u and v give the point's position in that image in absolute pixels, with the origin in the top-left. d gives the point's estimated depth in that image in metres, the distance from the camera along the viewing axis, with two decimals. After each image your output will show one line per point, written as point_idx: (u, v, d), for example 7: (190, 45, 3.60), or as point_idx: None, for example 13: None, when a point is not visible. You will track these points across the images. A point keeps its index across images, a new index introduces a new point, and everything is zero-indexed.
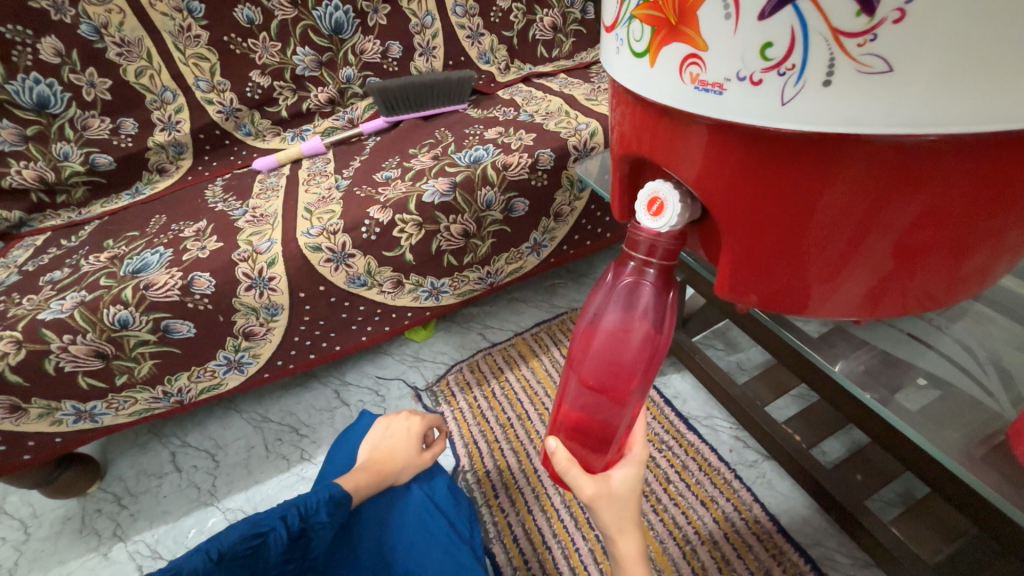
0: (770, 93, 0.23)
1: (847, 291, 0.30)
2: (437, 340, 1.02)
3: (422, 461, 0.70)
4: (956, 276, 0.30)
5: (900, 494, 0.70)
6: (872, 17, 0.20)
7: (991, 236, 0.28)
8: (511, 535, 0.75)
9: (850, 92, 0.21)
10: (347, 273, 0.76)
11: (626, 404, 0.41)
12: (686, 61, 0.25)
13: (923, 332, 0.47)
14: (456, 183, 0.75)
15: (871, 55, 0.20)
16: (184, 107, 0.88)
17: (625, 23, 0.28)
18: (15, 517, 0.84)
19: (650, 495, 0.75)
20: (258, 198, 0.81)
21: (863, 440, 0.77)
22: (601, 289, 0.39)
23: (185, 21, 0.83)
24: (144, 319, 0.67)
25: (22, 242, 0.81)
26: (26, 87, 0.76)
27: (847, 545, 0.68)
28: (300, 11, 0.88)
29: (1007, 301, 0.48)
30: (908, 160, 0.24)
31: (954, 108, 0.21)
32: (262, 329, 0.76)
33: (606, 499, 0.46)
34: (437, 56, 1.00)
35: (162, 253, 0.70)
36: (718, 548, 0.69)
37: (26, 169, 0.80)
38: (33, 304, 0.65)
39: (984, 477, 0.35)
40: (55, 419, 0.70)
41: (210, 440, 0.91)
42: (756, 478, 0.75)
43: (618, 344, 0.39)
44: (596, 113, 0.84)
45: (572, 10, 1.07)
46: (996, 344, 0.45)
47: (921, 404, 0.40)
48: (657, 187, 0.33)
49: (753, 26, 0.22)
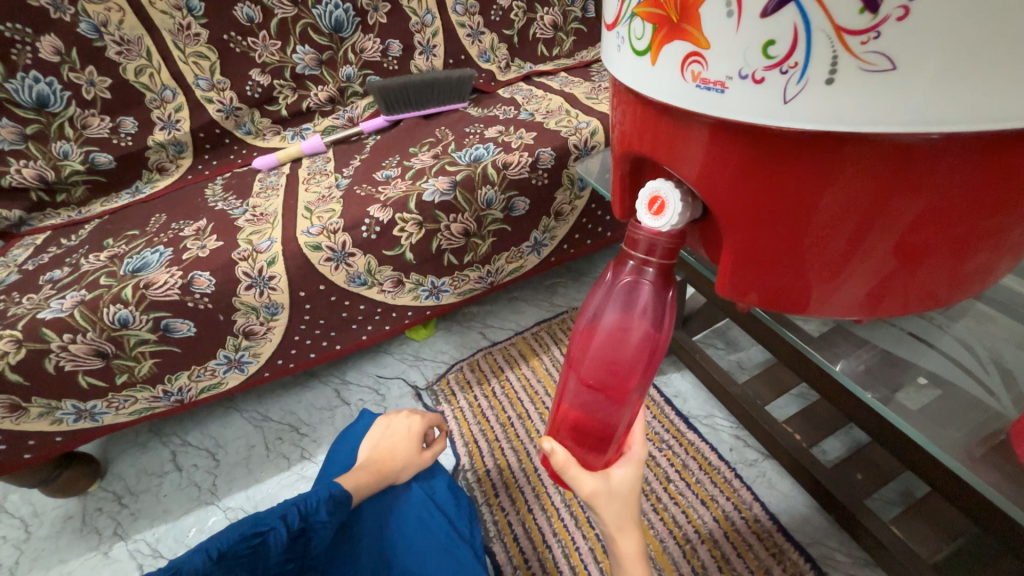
0: (772, 91, 0.23)
1: (848, 290, 0.30)
2: (437, 339, 1.02)
3: (422, 461, 0.70)
4: (958, 276, 0.30)
5: (900, 493, 0.70)
6: (876, 14, 0.20)
7: (992, 235, 0.28)
8: (511, 534, 0.75)
9: (852, 90, 0.21)
10: (347, 272, 0.76)
11: (626, 403, 0.41)
12: (688, 59, 0.25)
13: (924, 331, 0.46)
14: (456, 183, 0.75)
15: (874, 53, 0.20)
16: (183, 106, 0.88)
17: (626, 22, 0.28)
18: (16, 516, 0.84)
19: (650, 494, 0.75)
20: (258, 197, 0.81)
21: (863, 439, 0.77)
22: (601, 287, 0.39)
23: (184, 19, 0.83)
24: (143, 319, 0.67)
25: (22, 241, 0.81)
26: (26, 86, 0.76)
27: (848, 544, 0.68)
28: (300, 9, 0.88)
29: (1008, 301, 0.48)
30: (910, 159, 0.24)
31: (957, 106, 0.21)
32: (262, 328, 0.76)
33: (605, 497, 0.46)
34: (437, 54, 1.00)
35: (162, 252, 0.70)
36: (718, 547, 0.69)
37: (26, 168, 0.80)
38: (33, 303, 0.65)
39: (985, 476, 0.35)
40: (55, 419, 0.70)
41: (211, 439, 0.91)
42: (756, 478, 0.75)
43: (617, 343, 0.39)
44: (596, 112, 0.84)
45: (572, 8, 1.06)
46: (996, 343, 0.45)
47: (922, 403, 0.40)
48: (658, 185, 0.33)
49: (755, 24, 0.22)
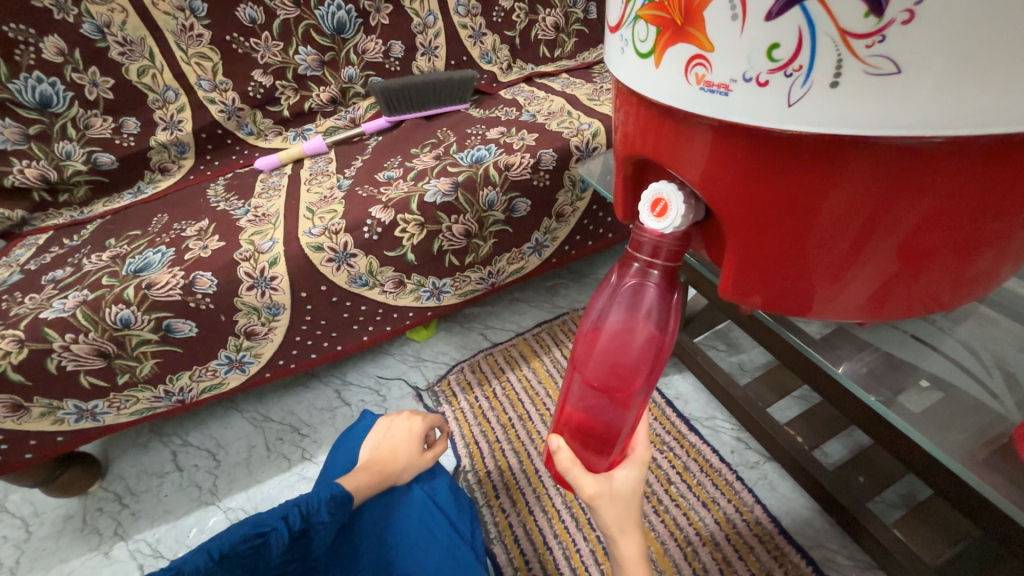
0: (777, 94, 0.23)
1: (852, 292, 0.30)
2: (438, 340, 1.02)
3: (423, 462, 0.70)
4: (961, 279, 0.30)
5: (903, 496, 0.70)
6: (880, 18, 0.20)
7: (996, 238, 0.28)
8: (512, 535, 0.75)
9: (858, 94, 0.21)
10: (348, 273, 0.76)
11: (630, 405, 0.41)
12: (691, 62, 0.25)
13: (927, 334, 0.46)
14: (457, 184, 0.75)
15: (879, 57, 0.20)
16: (186, 107, 0.88)
17: (630, 24, 0.28)
18: (16, 515, 0.84)
19: (650, 495, 0.75)
20: (260, 198, 0.81)
21: (865, 442, 0.77)
22: (605, 290, 0.39)
23: (187, 20, 0.83)
24: (145, 319, 0.67)
25: (24, 241, 0.81)
26: (29, 86, 0.76)
27: (849, 547, 0.68)
28: (303, 10, 0.88)
29: (1011, 303, 0.48)
30: (915, 160, 0.24)
31: (961, 109, 0.20)
32: (264, 328, 0.76)
33: (607, 499, 0.46)
34: (439, 55, 1.00)
35: (164, 252, 0.70)
36: (719, 549, 0.69)
37: (28, 168, 0.80)
38: (35, 302, 0.65)
39: (987, 479, 0.35)
40: (56, 419, 0.70)
41: (212, 439, 0.91)
42: (757, 480, 0.75)
43: (622, 345, 0.39)
44: (598, 113, 0.84)
45: (573, 10, 1.07)
46: (999, 346, 0.45)
47: (924, 406, 0.40)
48: (660, 188, 0.32)
49: (760, 27, 0.22)
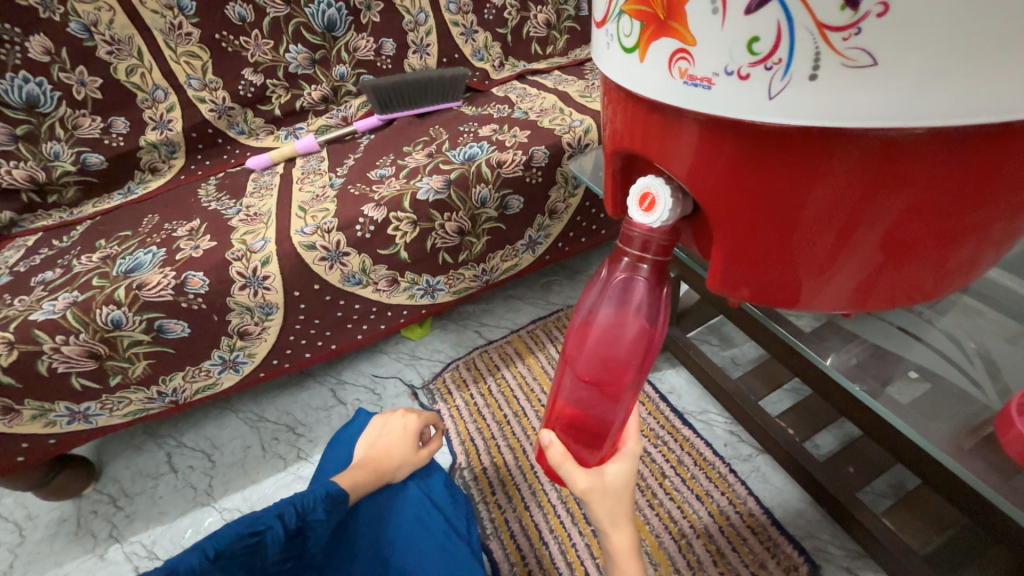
0: (758, 87, 0.23)
1: (839, 284, 0.31)
2: (433, 338, 1.02)
3: (420, 458, 0.71)
4: (944, 270, 0.30)
5: (892, 486, 0.71)
6: (856, 11, 0.20)
7: (977, 228, 0.28)
8: (508, 531, 0.75)
9: (836, 86, 0.21)
10: (341, 272, 0.76)
11: (621, 399, 0.41)
12: (676, 56, 0.25)
13: (913, 324, 0.47)
14: (450, 181, 0.75)
15: (856, 49, 0.21)
16: (176, 106, 0.88)
17: (615, 19, 0.28)
18: (10, 519, 0.84)
19: (645, 489, 0.76)
20: (251, 197, 0.81)
21: (855, 433, 0.77)
22: (596, 284, 0.39)
23: (175, 19, 0.83)
24: (137, 319, 0.66)
25: (13, 242, 0.81)
26: (15, 86, 0.76)
27: (840, 537, 0.69)
28: (292, 8, 0.87)
29: (996, 295, 0.48)
30: (896, 153, 0.24)
31: (938, 101, 0.21)
32: (256, 328, 0.76)
33: (600, 493, 0.46)
34: (431, 53, 1.00)
35: (155, 253, 0.70)
36: (713, 541, 0.70)
37: (16, 169, 0.79)
38: (25, 304, 0.65)
39: (971, 467, 0.36)
40: (48, 421, 0.70)
41: (207, 440, 0.91)
42: (750, 473, 0.76)
43: (613, 339, 0.39)
44: (590, 110, 0.84)
45: (565, 6, 1.07)
46: (984, 336, 0.45)
47: (912, 396, 0.40)
48: (649, 182, 0.33)
49: (740, 21, 0.22)
